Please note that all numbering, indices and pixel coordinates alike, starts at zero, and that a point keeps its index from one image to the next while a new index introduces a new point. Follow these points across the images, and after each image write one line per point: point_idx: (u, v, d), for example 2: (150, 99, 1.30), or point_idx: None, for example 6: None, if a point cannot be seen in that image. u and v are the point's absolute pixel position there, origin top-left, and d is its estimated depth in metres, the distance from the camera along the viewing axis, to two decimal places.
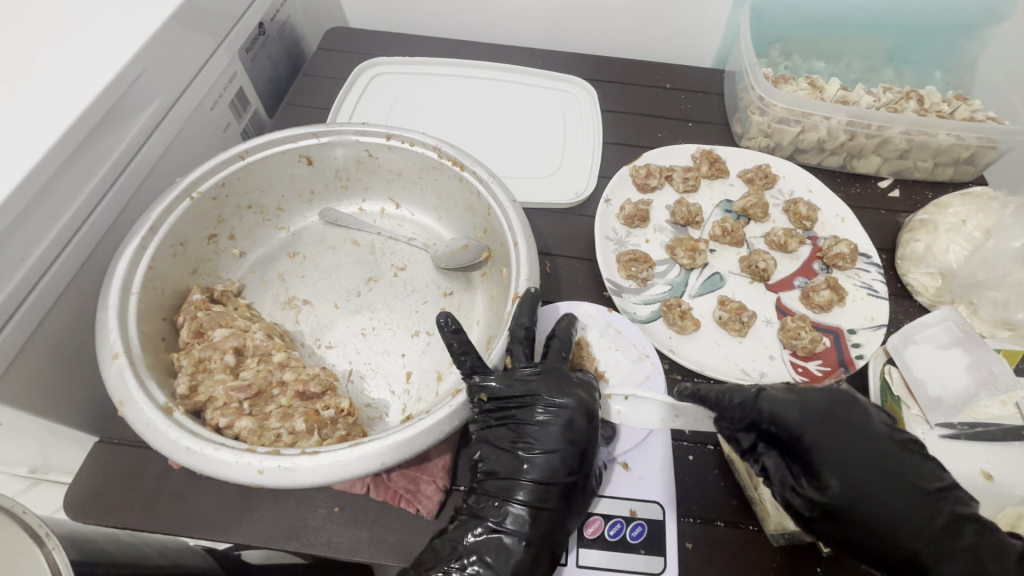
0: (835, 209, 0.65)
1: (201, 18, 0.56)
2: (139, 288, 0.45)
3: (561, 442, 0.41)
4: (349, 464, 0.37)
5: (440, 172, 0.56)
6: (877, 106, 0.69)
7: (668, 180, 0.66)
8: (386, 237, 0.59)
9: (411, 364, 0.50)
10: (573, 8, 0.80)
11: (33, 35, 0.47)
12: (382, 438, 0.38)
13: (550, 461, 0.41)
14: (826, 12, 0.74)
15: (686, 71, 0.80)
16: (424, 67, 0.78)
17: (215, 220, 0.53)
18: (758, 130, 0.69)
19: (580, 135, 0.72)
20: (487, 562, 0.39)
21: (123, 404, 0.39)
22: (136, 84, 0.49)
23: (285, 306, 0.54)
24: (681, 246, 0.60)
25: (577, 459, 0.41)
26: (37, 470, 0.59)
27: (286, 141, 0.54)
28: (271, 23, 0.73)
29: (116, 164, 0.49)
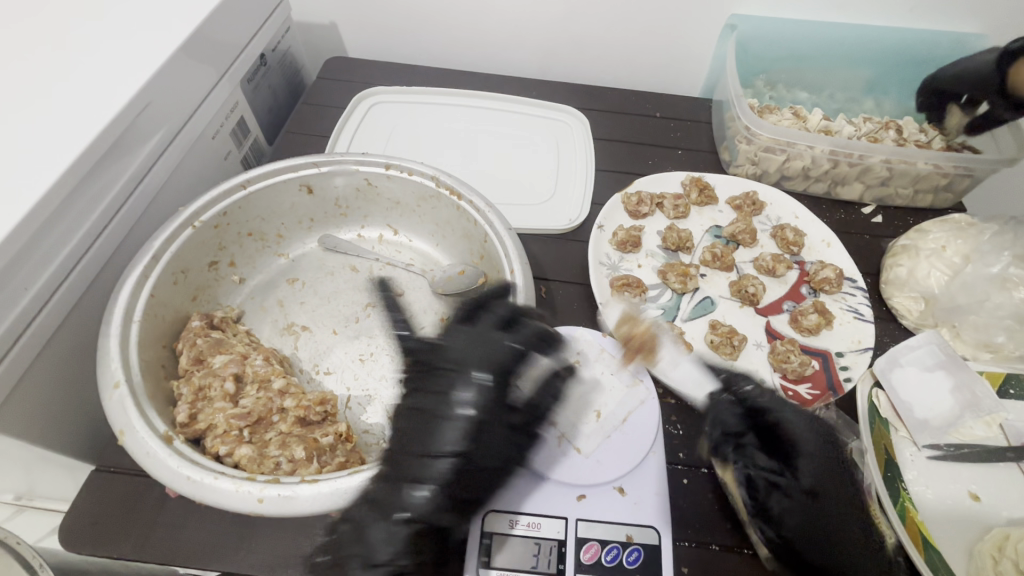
0: (821, 234, 0.67)
1: (205, 50, 0.57)
2: (141, 316, 0.45)
3: (480, 394, 0.46)
4: (293, 502, 0.38)
5: (437, 201, 0.58)
6: (858, 135, 0.71)
7: (659, 207, 0.68)
8: (384, 263, 0.60)
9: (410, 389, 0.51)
10: (566, 42, 0.83)
11: (44, 68, 0.48)
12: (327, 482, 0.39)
13: (474, 407, 0.45)
14: (807, 46, 0.78)
15: (674, 101, 0.83)
16: (420, 96, 0.80)
17: (216, 248, 0.54)
18: (745, 158, 0.72)
19: (573, 162, 0.74)
20: (416, 510, 0.40)
21: (123, 433, 0.39)
22: (142, 115, 0.50)
23: (284, 332, 0.54)
24: (674, 271, 0.62)
25: (494, 412, 0.45)
26: (27, 493, 0.58)
27: (288, 170, 0.56)
28: (273, 53, 0.75)
29: (120, 194, 0.50)
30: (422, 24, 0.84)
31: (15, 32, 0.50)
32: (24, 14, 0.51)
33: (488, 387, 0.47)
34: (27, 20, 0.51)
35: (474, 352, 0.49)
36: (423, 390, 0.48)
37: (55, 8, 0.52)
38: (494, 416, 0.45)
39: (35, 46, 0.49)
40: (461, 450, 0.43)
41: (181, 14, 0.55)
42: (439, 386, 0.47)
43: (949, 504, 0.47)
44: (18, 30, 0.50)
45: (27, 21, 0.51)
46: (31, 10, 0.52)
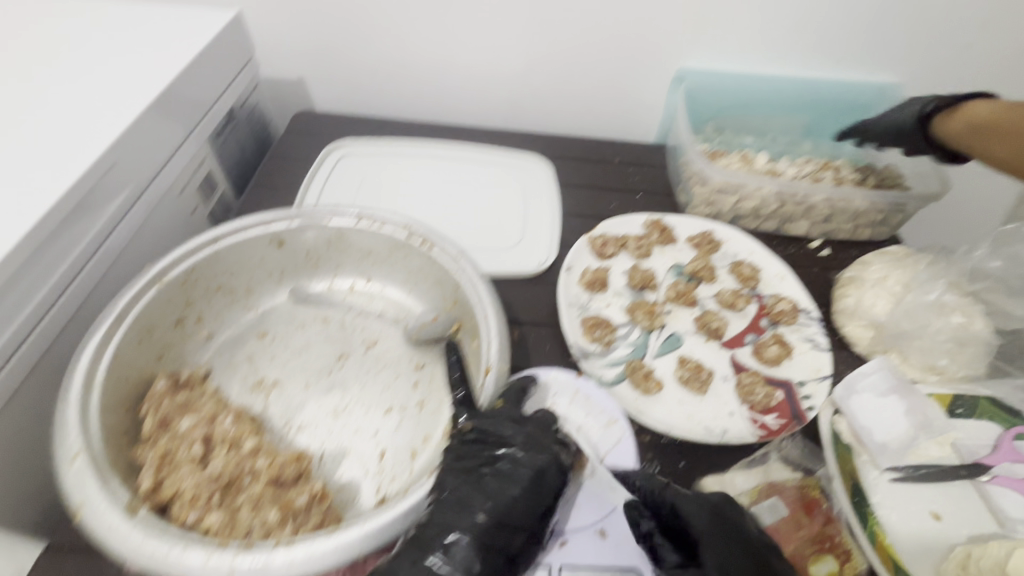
0: (777, 268, 0.70)
1: (173, 106, 0.59)
2: (102, 381, 0.43)
3: (525, 482, 0.43)
4: (321, 557, 0.36)
5: (409, 250, 0.59)
6: (801, 176, 0.77)
7: (624, 247, 0.71)
8: (356, 313, 0.60)
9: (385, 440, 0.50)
10: (528, 94, 0.88)
11: None
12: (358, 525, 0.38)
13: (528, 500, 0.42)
14: (748, 98, 0.85)
15: (632, 148, 0.88)
16: (389, 147, 0.82)
17: (184, 305, 0.53)
18: (700, 200, 0.76)
19: (540, 207, 0.76)
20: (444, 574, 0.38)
21: (81, 506, 0.37)
22: (107, 176, 0.50)
23: (254, 389, 0.53)
24: (641, 309, 0.64)
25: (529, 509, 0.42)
26: None
27: (258, 226, 0.56)
28: (241, 109, 0.76)
29: (84, 253, 0.49)
30: (388, 80, 0.87)
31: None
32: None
33: (540, 481, 0.43)
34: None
35: (535, 443, 0.45)
36: (467, 466, 0.44)
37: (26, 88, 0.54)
38: (527, 511, 0.42)
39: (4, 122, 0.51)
40: (498, 530, 0.41)
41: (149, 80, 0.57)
42: (486, 469, 0.43)
43: (916, 525, 0.49)
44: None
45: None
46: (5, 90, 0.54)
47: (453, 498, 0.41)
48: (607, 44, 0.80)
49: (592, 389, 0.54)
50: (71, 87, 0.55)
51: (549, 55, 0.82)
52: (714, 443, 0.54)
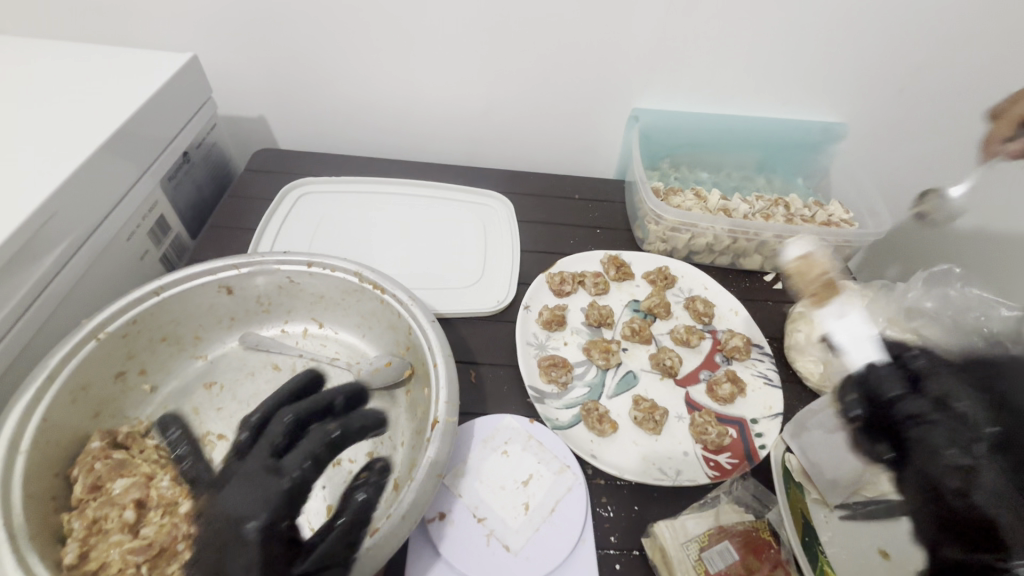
0: (728, 303, 0.72)
1: (120, 151, 0.58)
2: (29, 445, 0.42)
3: (242, 504, 0.44)
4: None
5: (362, 294, 0.58)
6: (753, 213, 0.79)
7: (582, 285, 0.72)
8: (308, 359, 0.59)
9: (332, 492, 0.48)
10: (488, 131, 0.89)
11: None
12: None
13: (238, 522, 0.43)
14: (702, 136, 0.89)
15: (591, 183, 0.90)
16: (348, 186, 0.82)
17: (125, 357, 0.52)
18: (655, 237, 0.77)
19: (499, 245, 0.77)
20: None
21: None
22: (45, 227, 0.49)
23: (198, 444, 0.51)
24: (597, 348, 0.64)
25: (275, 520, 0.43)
26: None
27: (205, 273, 0.55)
28: (197, 150, 0.76)
29: (16, 308, 0.48)
30: (350, 118, 0.88)
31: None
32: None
33: (263, 496, 0.44)
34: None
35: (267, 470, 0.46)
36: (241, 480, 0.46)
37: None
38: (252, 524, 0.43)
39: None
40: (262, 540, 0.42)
41: (98, 125, 0.57)
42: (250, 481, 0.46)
43: None
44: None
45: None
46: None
47: (220, 515, 0.44)
48: (564, 85, 0.82)
49: (543, 434, 0.55)
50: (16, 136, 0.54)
51: (508, 95, 0.84)
52: (666, 485, 0.54)
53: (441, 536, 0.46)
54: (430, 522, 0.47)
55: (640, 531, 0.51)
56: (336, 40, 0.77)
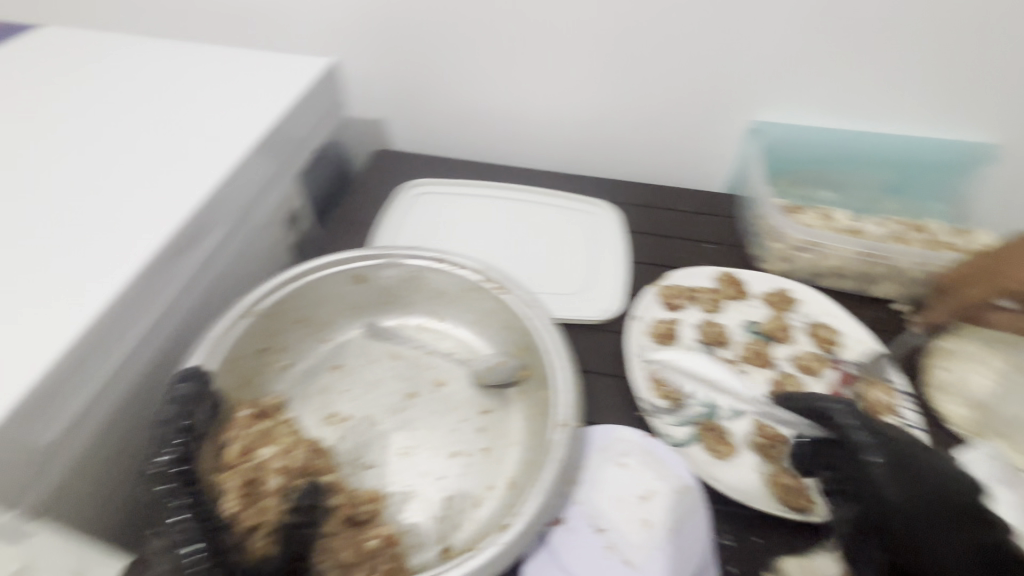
0: (856, 333, 0.67)
1: (273, 143, 0.64)
2: (196, 406, 0.46)
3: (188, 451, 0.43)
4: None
5: (482, 293, 0.60)
6: (887, 237, 0.73)
7: (694, 300, 0.69)
8: (426, 351, 0.61)
9: (451, 483, 0.50)
10: (598, 139, 0.89)
11: (141, 171, 0.55)
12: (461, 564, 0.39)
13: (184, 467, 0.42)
14: (828, 152, 0.84)
15: (701, 197, 0.87)
16: (460, 188, 0.84)
17: (270, 335, 0.56)
18: (776, 255, 0.74)
19: (608, 253, 0.76)
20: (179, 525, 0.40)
21: (170, 531, 0.38)
22: (214, 209, 0.55)
23: (326, 421, 0.54)
24: (715, 366, 0.63)
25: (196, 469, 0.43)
26: None
27: (343, 263, 0.59)
28: (328, 147, 0.81)
29: (187, 281, 0.53)
30: (464, 123, 0.91)
31: (120, 148, 0.57)
32: (127, 132, 0.59)
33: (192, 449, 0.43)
34: (133, 136, 0.59)
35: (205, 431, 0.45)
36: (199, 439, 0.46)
37: (154, 128, 0.60)
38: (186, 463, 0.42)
39: (132, 160, 0.56)
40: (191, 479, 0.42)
41: (258, 119, 0.63)
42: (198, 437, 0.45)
43: None
44: (121, 146, 0.57)
45: (128, 138, 0.58)
46: (131, 129, 0.60)
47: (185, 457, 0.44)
48: (681, 95, 0.81)
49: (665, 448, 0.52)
50: (191, 126, 0.61)
51: (622, 105, 0.84)
52: (792, 518, 0.50)
53: (560, 541, 0.46)
54: (548, 527, 0.47)
55: (763, 565, 0.48)
56: (462, 46, 0.81)
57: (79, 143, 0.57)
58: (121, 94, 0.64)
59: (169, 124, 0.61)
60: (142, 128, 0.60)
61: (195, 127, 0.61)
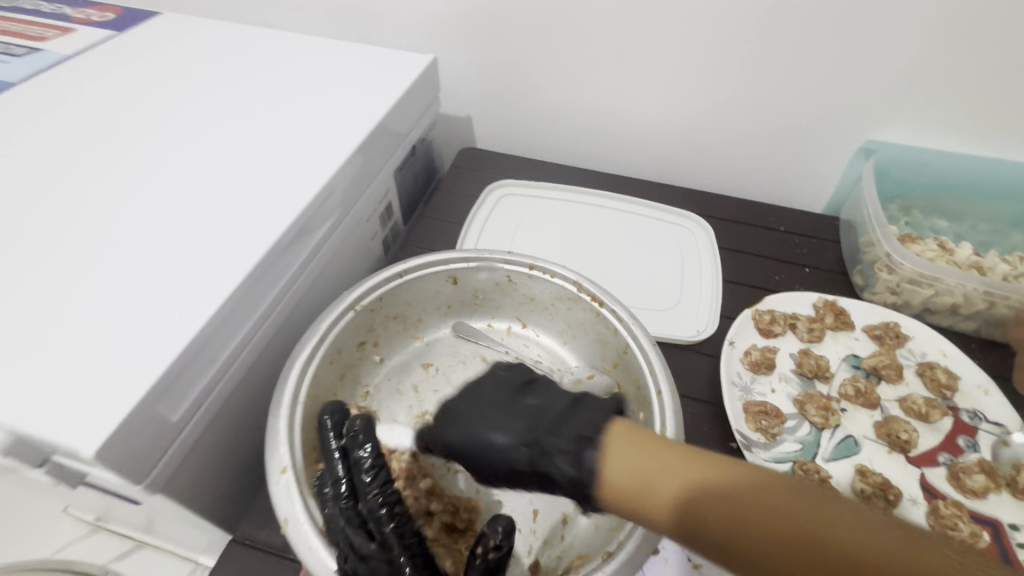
0: (976, 378, 0.61)
1: (377, 138, 0.64)
2: (304, 398, 0.47)
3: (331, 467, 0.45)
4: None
5: (575, 304, 0.59)
6: (1015, 275, 0.67)
7: (792, 328, 0.66)
8: (514, 357, 0.61)
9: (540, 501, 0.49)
10: (691, 149, 0.86)
11: (258, 163, 0.56)
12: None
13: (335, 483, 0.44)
14: (948, 177, 0.78)
15: (799, 216, 0.82)
16: (547, 191, 0.83)
17: (368, 329, 0.57)
18: (884, 286, 0.69)
19: (698, 269, 0.73)
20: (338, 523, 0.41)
21: (287, 521, 0.39)
22: (322, 203, 0.56)
23: (417, 420, 0.55)
24: (813, 404, 0.59)
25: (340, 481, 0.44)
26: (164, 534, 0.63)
27: (440, 263, 0.59)
28: (419, 143, 0.82)
29: (295, 273, 0.54)
30: (552, 125, 0.90)
31: (240, 138, 0.59)
32: (246, 122, 0.61)
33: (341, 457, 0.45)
34: (252, 127, 0.61)
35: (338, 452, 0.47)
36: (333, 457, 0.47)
37: (271, 119, 0.62)
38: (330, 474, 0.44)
39: (251, 150, 0.58)
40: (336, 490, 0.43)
41: (364, 114, 0.64)
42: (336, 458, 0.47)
43: None
44: (241, 135, 0.59)
45: (248, 128, 0.60)
46: (250, 120, 0.61)
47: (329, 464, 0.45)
48: (790, 110, 0.77)
49: None
50: (304, 119, 0.62)
51: (721, 115, 0.80)
52: None
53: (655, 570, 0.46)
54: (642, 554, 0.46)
55: None
56: (559, 47, 0.79)
57: (204, 131, 0.59)
58: (239, 84, 0.66)
59: (285, 116, 0.62)
60: (258, 120, 0.62)
61: (308, 121, 0.62)
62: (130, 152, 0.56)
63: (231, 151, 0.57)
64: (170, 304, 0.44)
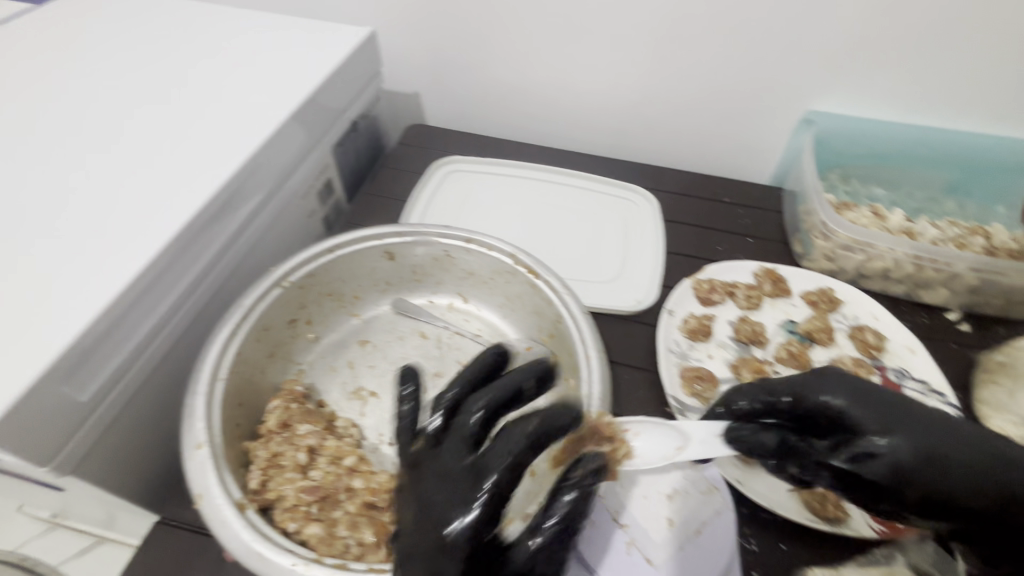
0: (903, 339, 0.64)
1: (309, 113, 0.62)
2: (225, 375, 0.46)
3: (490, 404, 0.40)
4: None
5: (512, 276, 0.58)
6: (943, 240, 0.69)
7: (731, 296, 0.67)
8: (452, 332, 0.60)
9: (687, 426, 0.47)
10: (638, 123, 0.86)
11: (179, 136, 0.54)
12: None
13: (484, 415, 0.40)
14: (885, 147, 0.79)
15: (744, 187, 0.83)
16: (494, 167, 0.83)
17: (299, 306, 0.56)
18: (820, 254, 0.71)
19: (642, 241, 0.74)
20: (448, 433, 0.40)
21: (200, 496, 0.39)
22: (248, 179, 0.54)
23: (352, 397, 0.54)
24: (748, 366, 0.60)
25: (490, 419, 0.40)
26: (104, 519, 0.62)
27: (373, 238, 0.58)
28: (363, 119, 0.80)
29: (219, 250, 0.53)
30: (501, 99, 0.89)
31: (162, 111, 0.57)
32: (170, 95, 0.59)
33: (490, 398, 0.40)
34: (174, 99, 0.58)
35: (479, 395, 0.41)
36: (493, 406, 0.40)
37: (195, 92, 0.59)
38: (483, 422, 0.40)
39: (173, 123, 0.55)
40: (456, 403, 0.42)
41: (295, 88, 0.62)
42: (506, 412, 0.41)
43: None
44: (162, 108, 0.57)
45: (170, 100, 0.58)
46: (173, 91, 0.59)
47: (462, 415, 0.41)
48: (733, 80, 0.77)
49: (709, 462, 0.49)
50: (231, 91, 0.60)
51: (665, 86, 0.80)
52: (826, 529, 0.48)
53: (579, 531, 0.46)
54: None
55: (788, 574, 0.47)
56: (501, 18, 0.78)
57: (124, 104, 0.57)
58: (163, 55, 0.63)
59: (211, 88, 0.60)
60: (181, 92, 0.59)
61: (235, 93, 0.60)
62: (41, 124, 0.53)
63: (151, 125, 0.55)
64: (76, 282, 0.42)
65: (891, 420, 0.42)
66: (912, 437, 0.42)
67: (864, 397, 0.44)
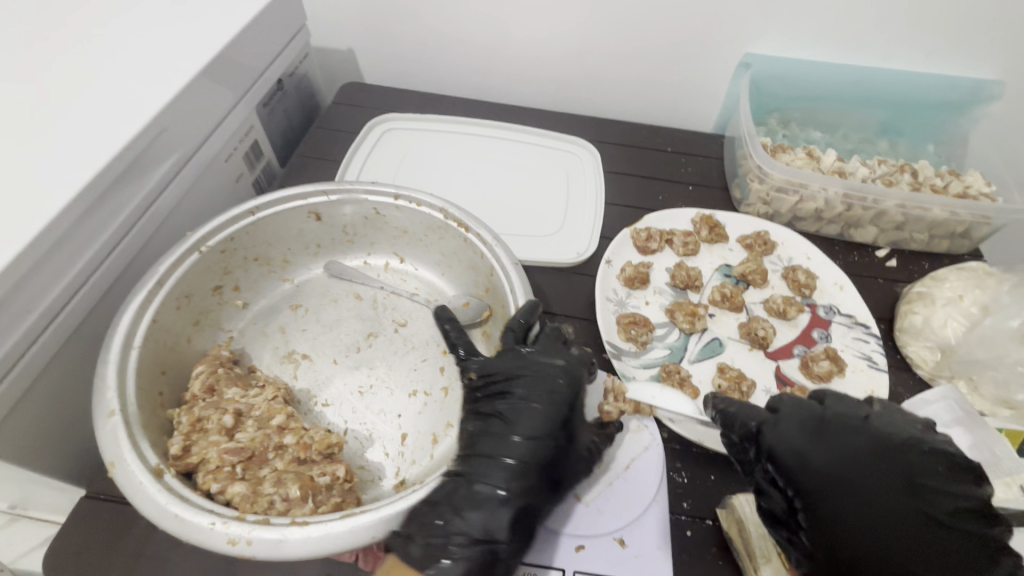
0: (833, 276, 0.65)
1: (223, 69, 0.59)
2: (141, 342, 0.45)
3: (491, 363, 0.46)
4: (343, 537, 0.36)
5: (445, 232, 0.57)
6: (872, 178, 0.71)
7: (669, 243, 0.68)
8: (389, 292, 0.60)
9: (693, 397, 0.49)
10: (579, 74, 0.84)
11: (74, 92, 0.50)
12: (376, 510, 0.37)
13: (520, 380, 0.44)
14: (821, 89, 0.80)
15: (687, 136, 0.83)
16: (432, 124, 0.80)
17: (221, 272, 0.54)
18: (757, 197, 0.71)
19: (583, 193, 0.73)
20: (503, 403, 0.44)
21: (114, 464, 0.38)
22: (156, 139, 0.51)
23: (284, 360, 0.53)
24: (682, 311, 0.61)
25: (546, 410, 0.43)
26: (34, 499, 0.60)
27: (297, 198, 0.56)
28: (289, 78, 0.75)
29: (129, 216, 0.50)
30: (436, 54, 0.85)
31: (48, 64, 0.52)
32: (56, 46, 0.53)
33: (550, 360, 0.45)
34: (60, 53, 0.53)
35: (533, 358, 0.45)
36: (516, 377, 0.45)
37: (89, 43, 0.54)
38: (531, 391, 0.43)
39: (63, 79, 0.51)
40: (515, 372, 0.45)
41: (203, 39, 0.57)
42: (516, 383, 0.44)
43: None
44: (50, 62, 0.52)
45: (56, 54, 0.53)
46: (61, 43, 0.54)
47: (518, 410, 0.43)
48: (666, 27, 0.75)
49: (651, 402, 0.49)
50: (131, 44, 0.55)
51: (603, 34, 0.78)
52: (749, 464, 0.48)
53: None
54: None
55: (715, 500, 0.48)
56: None
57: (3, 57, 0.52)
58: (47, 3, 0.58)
59: (110, 39, 0.55)
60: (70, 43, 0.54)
61: (134, 46, 0.55)
62: None
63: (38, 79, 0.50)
64: None
65: (852, 481, 0.38)
66: (848, 495, 0.37)
67: (831, 445, 0.39)
